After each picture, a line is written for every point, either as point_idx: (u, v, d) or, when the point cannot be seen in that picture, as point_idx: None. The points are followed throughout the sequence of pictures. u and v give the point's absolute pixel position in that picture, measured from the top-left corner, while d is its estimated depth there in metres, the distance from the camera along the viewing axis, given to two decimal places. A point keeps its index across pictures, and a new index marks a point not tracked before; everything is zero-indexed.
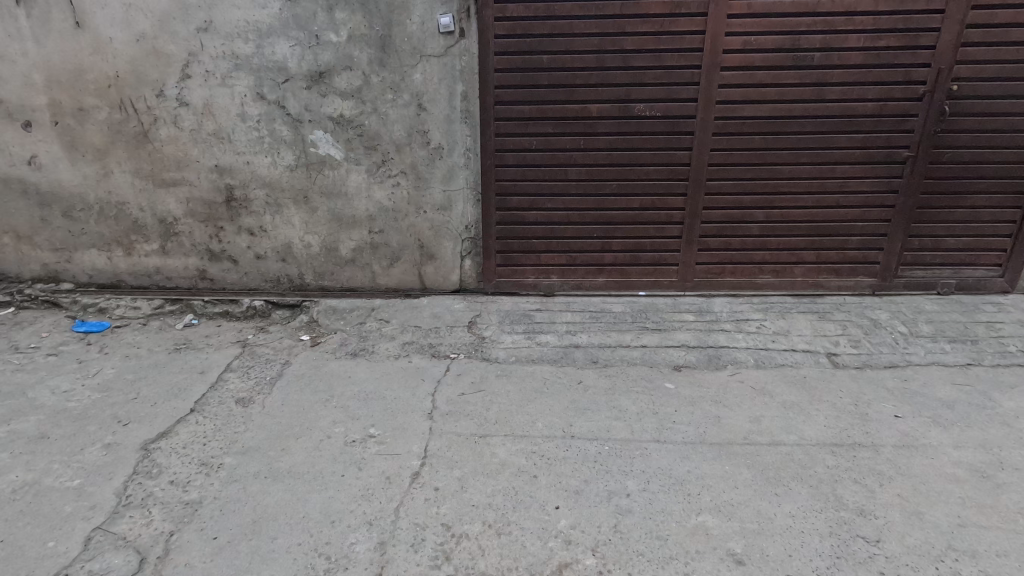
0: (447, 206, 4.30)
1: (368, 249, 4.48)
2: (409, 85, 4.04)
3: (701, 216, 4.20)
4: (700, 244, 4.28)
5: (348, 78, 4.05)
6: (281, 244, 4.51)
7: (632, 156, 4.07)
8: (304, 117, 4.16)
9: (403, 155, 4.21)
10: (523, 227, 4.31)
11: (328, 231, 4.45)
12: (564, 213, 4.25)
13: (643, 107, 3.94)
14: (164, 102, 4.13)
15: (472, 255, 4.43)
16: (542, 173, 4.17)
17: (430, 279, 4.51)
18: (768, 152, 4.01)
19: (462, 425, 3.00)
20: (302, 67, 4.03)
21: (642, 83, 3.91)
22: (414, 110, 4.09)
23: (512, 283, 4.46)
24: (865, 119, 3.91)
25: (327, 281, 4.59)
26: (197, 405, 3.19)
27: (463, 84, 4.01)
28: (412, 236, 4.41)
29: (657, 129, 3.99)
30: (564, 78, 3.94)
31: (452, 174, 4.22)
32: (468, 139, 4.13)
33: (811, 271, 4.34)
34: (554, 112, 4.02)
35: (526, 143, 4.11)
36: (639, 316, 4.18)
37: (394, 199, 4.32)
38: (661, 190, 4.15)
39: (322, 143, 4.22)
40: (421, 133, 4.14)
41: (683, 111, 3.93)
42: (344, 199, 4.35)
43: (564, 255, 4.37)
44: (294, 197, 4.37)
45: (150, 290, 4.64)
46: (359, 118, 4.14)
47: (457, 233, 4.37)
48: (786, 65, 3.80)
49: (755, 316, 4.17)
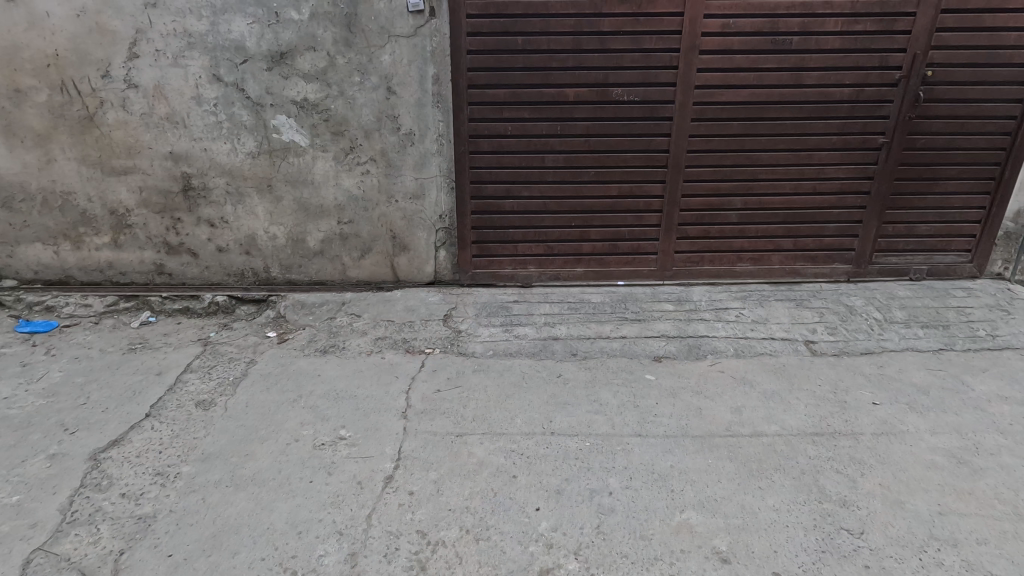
0: (420, 195, 4.13)
1: (338, 240, 4.29)
2: (377, 67, 3.84)
3: (679, 204, 4.13)
4: (679, 232, 4.22)
5: (311, 58, 3.81)
6: (244, 236, 4.28)
7: (610, 143, 3.96)
8: (265, 101, 3.91)
9: (372, 142, 4.01)
10: (499, 217, 4.17)
11: (295, 221, 4.24)
12: (541, 202, 4.12)
13: (621, 91, 3.83)
14: (110, 84, 3.83)
15: (446, 245, 4.28)
16: (518, 160, 4.03)
17: (403, 270, 4.35)
18: (747, 138, 3.95)
19: (437, 424, 2.88)
20: (262, 46, 3.77)
21: (620, 66, 3.79)
22: (383, 94, 3.90)
23: (488, 274, 4.33)
24: (842, 105, 3.88)
25: (294, 274, 4.39)
26: (153, 410, 2.99)
27: (434, 66, 3.83)
28: (384, 226, 4.23)
29: (635, 114, 3.88)
30: (539, 61, 3.79)
31: (424, 161, 4.04)
32: (440, 124, 3.96)
33: (788, 259, 4.34)
34: (529, 97, 3.87)
35: (501, 128, 3.95)
36: (618, 307, 4.11)
37: (364, 188, 4.13)
38: (640, 178, 4.06)
39: (285, 129, 3.98)
40: (391, 118, 3.95)
41: (662, 96, 3.84)
42: (310, 188, 4.14)
43: (542, 245, 4.25)
44: (257, 186, 4.13)
45: (102, 286, 4.35)
46: (324, 102, 3.92)
47: (431, 223, 4.21)
48: (765, 49, 3.73)
49: (733, 305, 4.14)
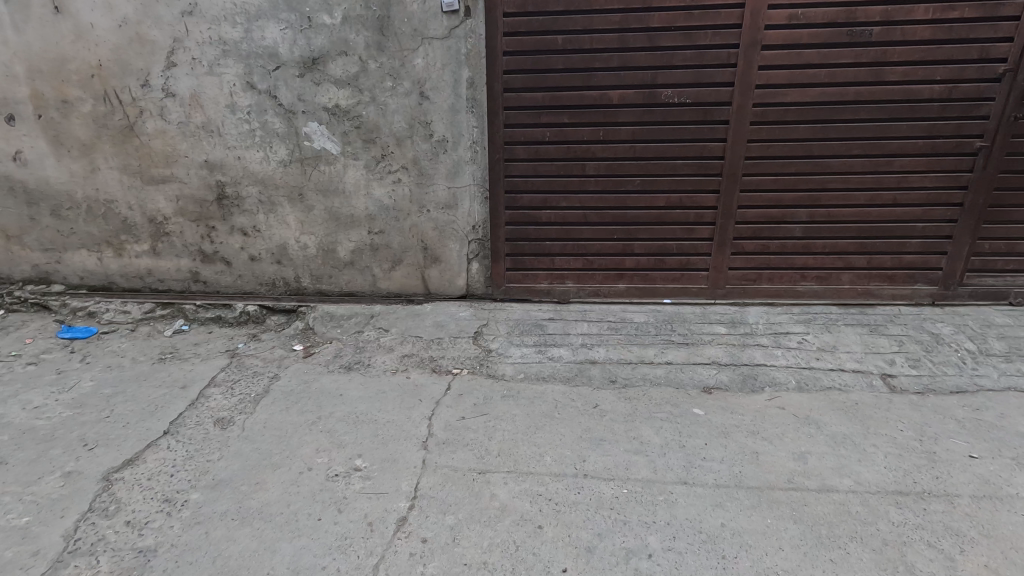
0: (452, 204, 3.93)
1: (368, 251, 4.15)
2: (409, 72, 3.66)
3: (735, 216, 3.73)
4: (733, 247, 3.82)
5: (343, 64, 3.69)
6: (276, 245, 4.22)
7: (658, 149, 3.61)
8: (297, 108, 3.82)
9: (403, 149, 3.84)
10: (535, 228, 3.91)
11: (325, 231, 4.13)
12: (580, 213, 3.83)
13: (671, 92, 3.48)
14: (149, 93, 3.84)
15: (479, 257, 4.06)
16: (556, 168, 3.75)
17: (434, 283, 4.17)
18: (815, 143, 3.52)
19: (459, 458, 2.65)
20: (294, 52, 3.68)
21: (670, 65, 3.44)
22: (416, 99, 3.72)
23: (523, 289, 4.07)
24: (931, 104, 3.38)
25: (325, 284, 4.29)
26: (171, 428, 2.91)
27: (468, 69, 3.62)
28: (415, 237, 4.06)
29: (686, 118, 3.52)
30: (581, 61, 3.50)
31: (457, 169, 3.84)
32: (474, 130, 3.74)
33: (860, 278, 3.84)
34: (569, 100, 3.59)
35: (538, 134, 3.69)
36: (663, 328, 3.76)
37: (395, 197, 3.97)
38: (690, 187, 3.69)
39: (317, 137, 3.88)
40: (424, 125, 3.77)
41: (717, 97, 3.46)
42: (341, 197, 4.02)
43: (580, 259, 3.95)
44: (289, 195, 4.06)
45: (141, 292, 4.40)
46: (356, 109, 3.79)
47: (463, 234, 4.00)
48: (839, 42, 3.29)
49: (795, 329, 3.70)
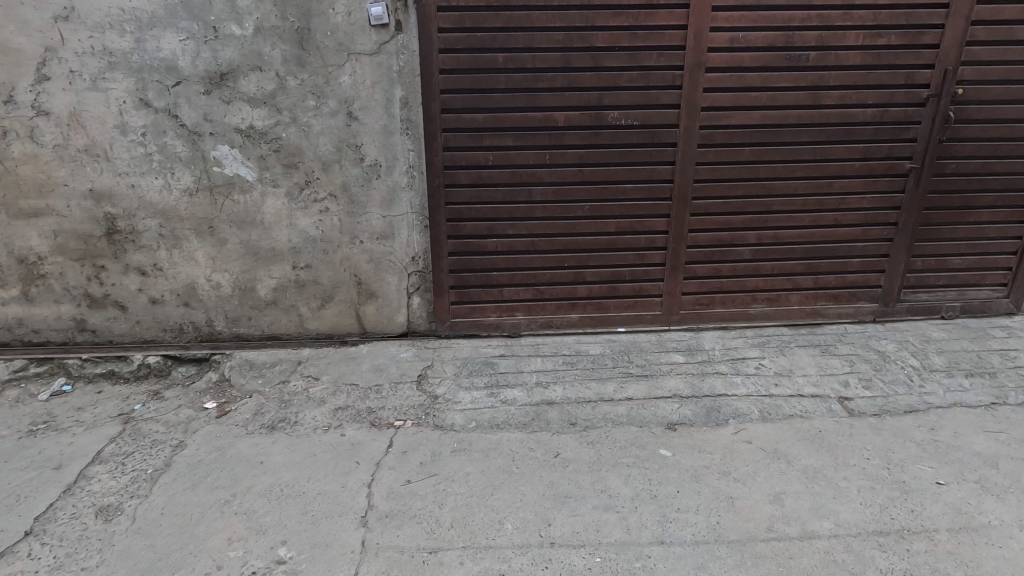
0: (389, 234, 3.57)
1: (293, 288, 3.68)
2: (335, 90, 3.30)
3: (687, 240, 3.62)
4: (686, 271, 3.71)
5: (257, 80, 3.26)
6: (182, 285, 3.65)
7: (607, 172, 3.45)
8: (203, 129, 3.33)
9: (331, 175, 3.45)
10: (481, 258, 3.61)
11: (242, 268, 3.63)
12: (529, 240, 3.57)
13: (618, 114, 3.34)
14: (15, 110, 3.22)
15: (420, 291, 3.71)
16: (501, 194, 3.48)
17: (371, 320, 3.76)
18: (760, 165, 3.49)
19: (406, 536, 2.27)
20: (198, 66, 3.21)
21: (616, 87, 3.30)
22: (343, 120, 3.35)
23: (470, 324, 3.75)
24: (865, 127, 3.45)
25: (243, 328, 3.76)
26: (35, 527, 2.32)
27: (402, 88, 3.31)
28: (347, 271, 3.65)
29: (634, 140, 3.39)
30: (524, 81, 3.28)
31: (393, 196, 3.49)
32: (411, 154, 3.42)
33: (808, 298, 3.84)
34: (513, 122, 3.35)
35: (481, 158, 3.41)
36: (621, 360, 3.56)
37: (323, 228, 3.56)
38: (641, 212, 3.55)
39: (228, 161, 3.40)
40: (353, 148, 3.40)
41: (664, 119, 3.35)
42: (259, 229, 3.55)
43: (531, 289, 3.69)
44: (196, 228, 3.53)
45: (11, 347, 3.67)
46: (274, 130, 3.36)
47: (402, 266, 3.64)
48: (779, 66, 3.29)
49: (751, 354, 3.62)
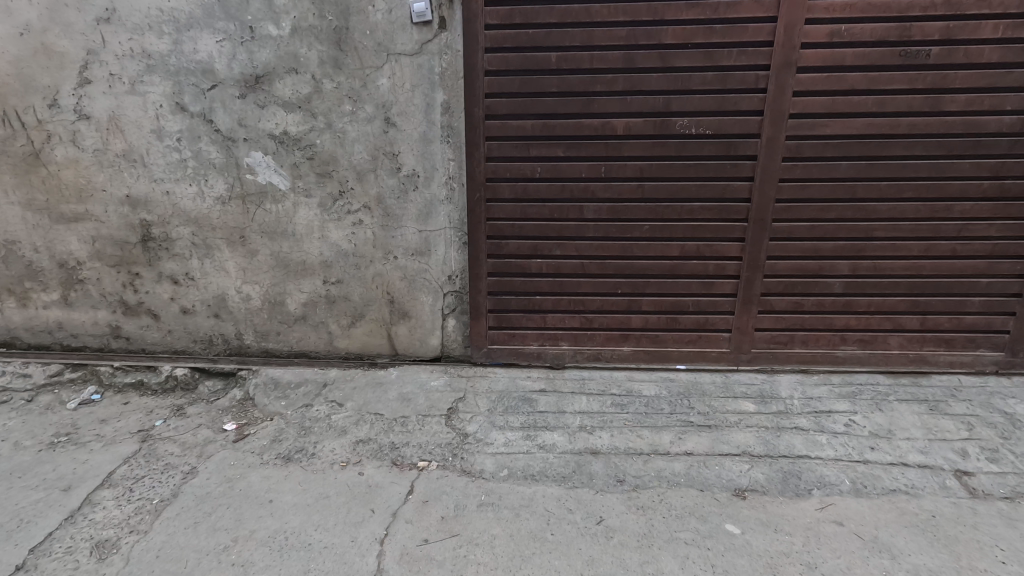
0: (424, 251, 3.28)
1: (323, 304, 3.47)
2: (373, 93, 3.05)
3: (763, 268, 3.10)
4: (761, 304, 3.18)
5: (292, 83, 3.06)
6: (213, 296, 3.52)
7: (671, 188, 2.99)
8: (237, 135, 3.17)
9: (365, 185, 3.21)
10: (523, 280, 3.24)
11: (272, 280, 3.45)
12: (578, 262, 3.17)
13: (687, 121, 2.88)
14: (58, 114, 3.18)
15: (456, 313, 3.39)
16: (548, 211, 3.10)
17: (403, 342, 3.49)
18: (859, 183, 2.92)
19: None
20: (233, 69, 3.05)
21: (686, 90, 2.85)
22: (380, 127, 3.09)
23: (508, 351, 3.39)
24: (999, 139, 2.81)
25: (272, 343, 3.58)
26: (28, 561, 2.17)
27: (444, 92, 3.01)
28: (379, 288, 3.39)
29: (705, 152, 2.92)
30: (579, 84, 2.89)
31: (430, 209, 3.20)
32: (451, 164, 3.11)
33: (912, 342, 3.21)
34: (565, 130, 2.96)
35: (527, 170, 3.05)
36: (679, 404, 3.09)
37: (355, 242, 3.31)
38: (710, 234, 3.06)
39: (262, 169, 3.23)
40: (390, 156, 3.14)
41: (743, 128, 2.86)
42: (291, 241, 3.35)
43: (577, 317, 3.28)
44: (228, 238, 3.38)
45: (51, 350, 3.66)
46: (308, 136, 3.15)
47: (437, 286, 3.34)
48: (890, 64, 2.73)
49: (838, 407, 3.04)
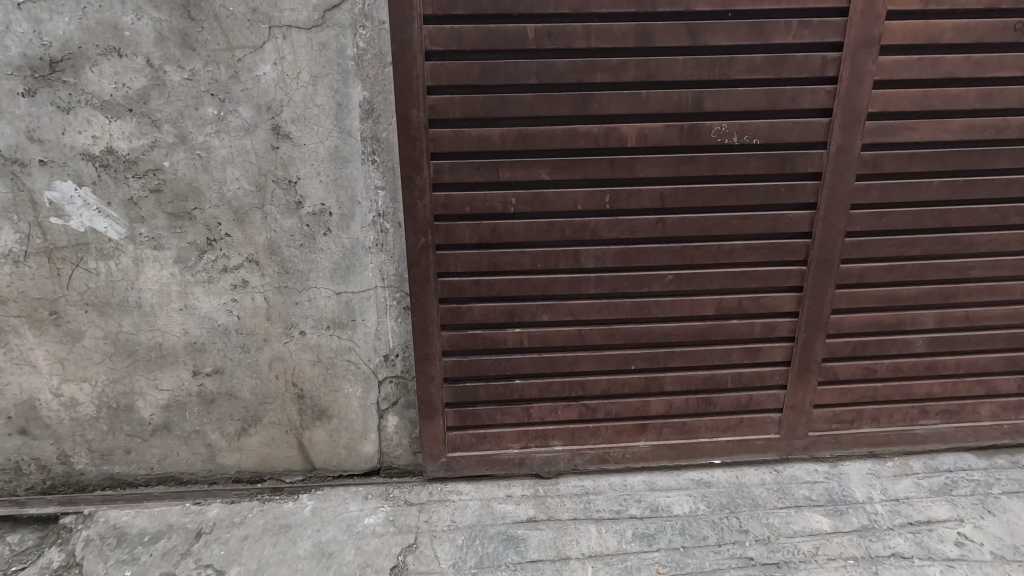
0: (345, 323, 2.21)
1: (195, 407, 2.31)
2: (249, 89, 1.95)
3: (827, 327, 2.24)
4: (822, 374, 2.32)
5: (113, 70, 1.91)
6: (15, 404, 2.26)
7: (703, 222, 2.08)
8: (28, 154, 1.97)
9: (247, 229, 2.09)
10: (496, 360, 2.21)
11: (110, 375, 2.25)
12: (573, 330, 2.19)
13: (725, 125, 1.97)
14: None
15: (398, 408, 2.34)
16: (528, 260, 2.09)
17: (322, 453, 2.39)
18: (953, 207, 2.12)
19: None
20: (9, 49, 1.87)
21: (723, 81, 1.94)
22: (265, 140, 2.00)
23: (478, 458, 2.35)
24: None
25: (118, 467, 2.37)
26: None
27: (363, 86, 1.96)
28: (281, 379, 2.28)
29: (752, 170, 2.02)
30: (570, 72, 1.91)
31: (351, 262, 2.14)
32: (379, 194, 2.07)
33: (1006, 409, 2.45)
34: (551, 141, 1.97)
35: (496, 201, 2.03)
36: (728, 527, 2.14)
37: (238, 314, 2.19)
38: (757, 284, 2.17)
39: (76, 208, 2.04)
40: (283, 185, 2.05)
41: (805, 134, 1.99)
42: (135, 316, 2.18)
43: (574, 406, 2.30)
44: (30, 315, 2.16)
45: None
46: (149, 156, 2.00)
47: (368, 371, 2.28)
48: (998, 42, 1.94)
49: (939, 514, 2.19)
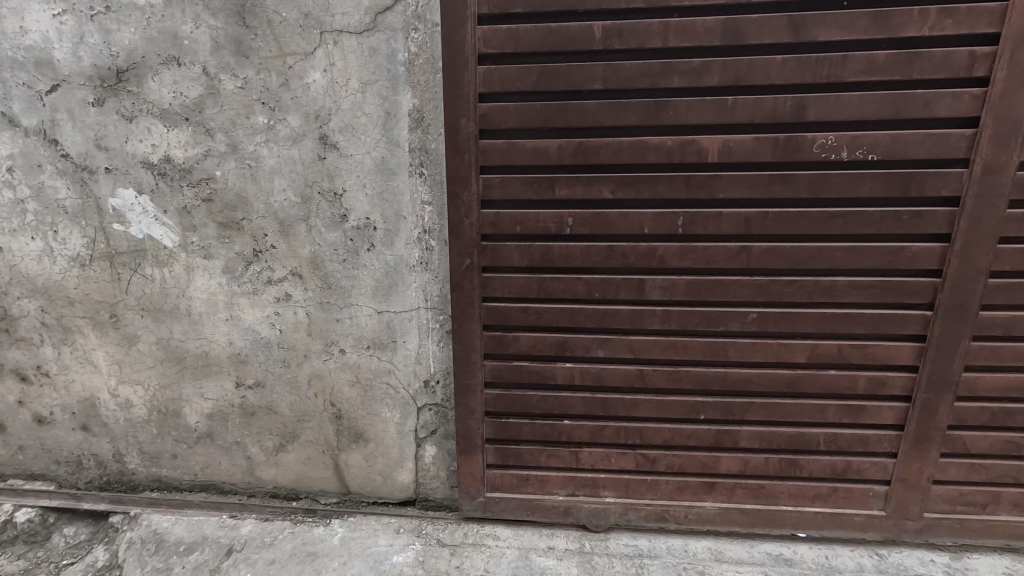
0: (385, 345, 2.08)
1: (237, 418, 2.27)
2: (299, 97, 1.88)
3: (957, 388, 1.80)
4: (947, 445, 1.87)
5: (172, 79, 1.90)
6: (78, 402, 2.34)
7: (798, 253, 1.74)
8: (96, 162, 2.02)
9: (291, 241, 2.02)
10: (542, 397, 1.99)
11: (161, 381, 2.27)
12: (632, 370, 1.91)
13: (832, 138, 1.63)
14: None
15: (437, 438, 2.18)
16: (583, 288, 1.85)
17: (357, 477, 2.28)
18: None
19: None
20: (82, 60, 1.92)
21: (832, 84, 1.60)
22: (312, 150, 1.92)
23: (518, 501, 2.12)
24: None
25: (165, 470, 2.40)
26: None
27: (413, 93, 1.83)
28: (320, 398, 2.20)
29: (865, 192, 1.66)
30: (642, 75, 1.65)
31: (393, 281, 2.01)
32: (426, 210, 1.92)
33: None
34: (616, 154, 1.72)
35: (551, 220, 1.81)
36: None
37: (281, 328, 2.13)
38: (864, 329, 1.78)
39: (136, 215, 2.07)
40: (328, 197, 1.95)
41: (939, 150, 1.60)
42: (185, 324, 2.18)
43: (629, 455, 2.02)
44: (93, 317, 2.22)
45: None
46: (202, 165, 1.98)
47: (407, 397, 2.14)
48: None
49: None
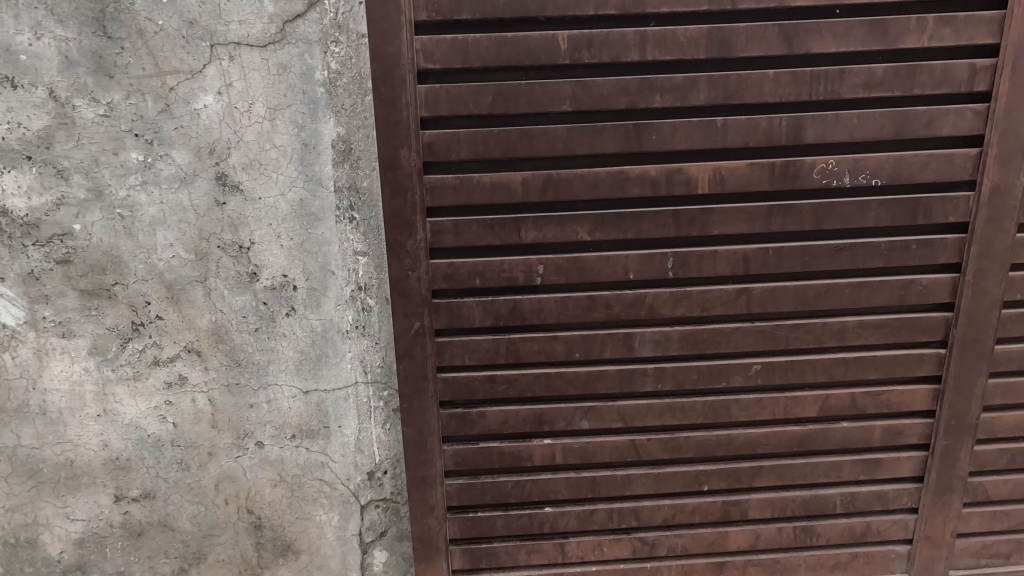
0: (315, 431, 1.65)
1: (117, 542, 1.72)
2: (185, 126, 1.46)
3: (976, 431, 1.62)
4: (968, 494, 1.68)
5: (4, 104, 1.43)
6: None
7: (803, 293, 1.51)
8: None
9: (183, 309, 1.57)
10: (518, 482, 1.62)
11: (5, 503, 1.69)
12: (623, 440, 1.60)
13: (833, 161, 1.43)
14: None
15: (388, 541, 1.75)
16: (561, 347, 1.53)
17: None
18: None
19: None
20: None
21: (830, 101, 1.40)
22: (207, 194, 1.49)
23: None
24: None
25: None
26: None
27: (337, 119, 1.46)
28: (231, 505, 1.71)
29: (870, 221, 1.46)
30: (617, 94, 1.39)
31: (322, 351, 1.59)
32: (360, 262, 1.54)
33: None
34: (592, 186, 1.43)
35: (517, 269, 1.48)
36: None
37: (175, 421, 1.64)
38: (877, 374, 1.57)
39: None
40: (231, 251, 1.52)
41: (945, 171, 1.43)
42: (38, 425, 1.64)
43: (624, 541, 1.68)
44: None
45: None
46: (54, 216, 1.50)
47: (347, 494, 1.70)
48: None
49: None
